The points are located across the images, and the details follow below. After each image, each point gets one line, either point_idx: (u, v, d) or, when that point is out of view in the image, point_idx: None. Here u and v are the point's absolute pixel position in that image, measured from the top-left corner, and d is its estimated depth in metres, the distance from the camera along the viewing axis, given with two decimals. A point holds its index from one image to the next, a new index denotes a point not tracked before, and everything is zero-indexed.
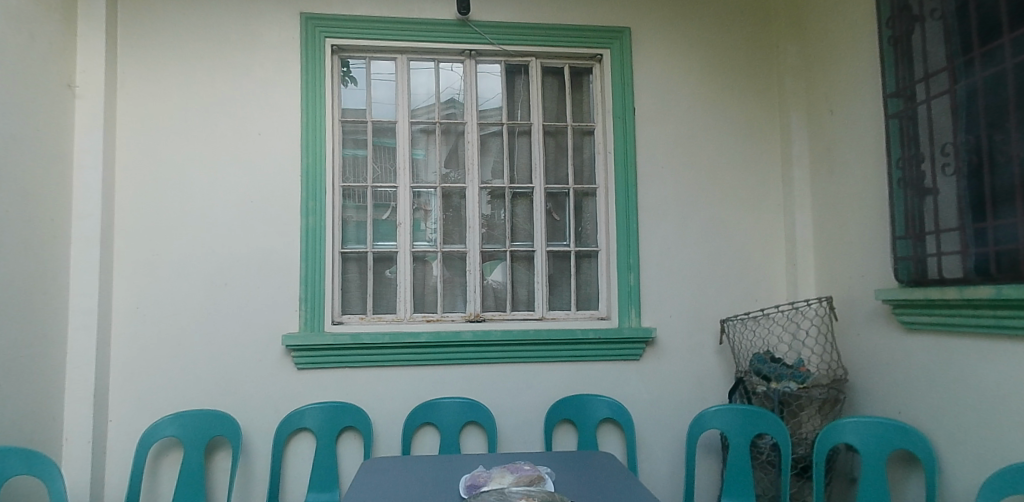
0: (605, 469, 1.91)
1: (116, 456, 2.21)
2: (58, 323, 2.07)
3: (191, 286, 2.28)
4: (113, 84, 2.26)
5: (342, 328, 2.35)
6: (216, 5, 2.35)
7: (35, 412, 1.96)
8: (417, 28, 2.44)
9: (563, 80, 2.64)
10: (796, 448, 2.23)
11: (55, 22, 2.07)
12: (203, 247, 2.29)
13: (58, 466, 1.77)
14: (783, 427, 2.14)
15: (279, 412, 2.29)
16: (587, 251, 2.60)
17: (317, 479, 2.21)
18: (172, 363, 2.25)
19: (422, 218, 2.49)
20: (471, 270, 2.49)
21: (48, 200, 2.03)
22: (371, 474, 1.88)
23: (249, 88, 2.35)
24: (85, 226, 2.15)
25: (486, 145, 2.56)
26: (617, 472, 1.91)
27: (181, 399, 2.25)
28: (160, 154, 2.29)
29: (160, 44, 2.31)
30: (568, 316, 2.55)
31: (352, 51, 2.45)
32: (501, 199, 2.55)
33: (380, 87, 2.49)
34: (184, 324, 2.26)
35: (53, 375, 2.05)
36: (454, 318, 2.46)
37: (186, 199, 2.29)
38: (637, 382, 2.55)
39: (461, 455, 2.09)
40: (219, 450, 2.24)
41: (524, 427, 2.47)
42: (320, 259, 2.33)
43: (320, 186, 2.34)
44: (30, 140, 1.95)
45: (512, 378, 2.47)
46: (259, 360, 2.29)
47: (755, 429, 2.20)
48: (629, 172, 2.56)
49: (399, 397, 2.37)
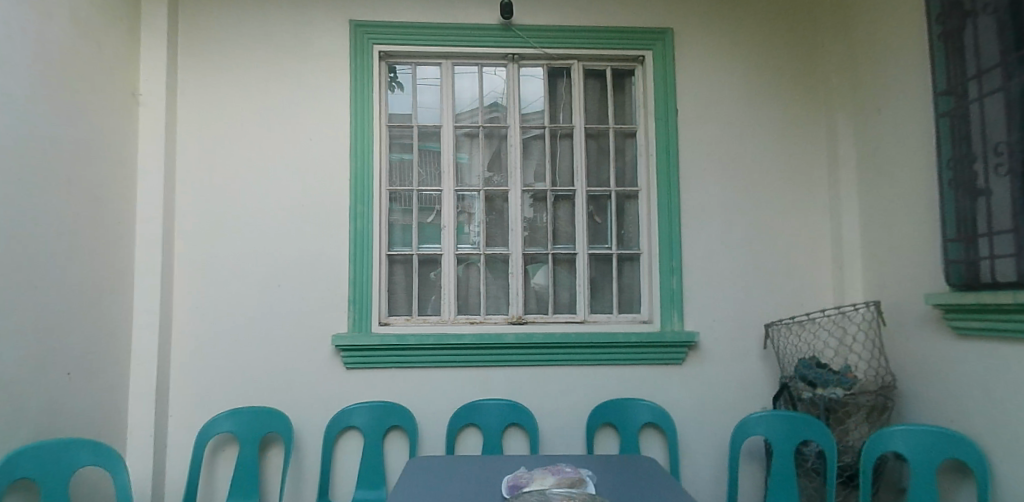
0: (647, 474, 1.94)
1: (176, 450, 2.29)
2: (123, 322, 2.17)
3: (246, 287, 2.34)
4: (174, 92, 2.35)
5: (388, 329, 2.38)
6: (269, 13, 2.42)
7: (100, 407, 2.06)
8: (462, 34, 2.47)
9: (605, 83, 2.64)
10: (842, 456, 2.21)
11: (120, 34, 2.17)
12: (256, 249, 2.35)
13: (123, 459, 1.94)
14: (827, 431, 2.13)
15: (327, 411, 2.33)
16: (629, 254, 2.60)
17: (365, 477, 2.27)
18: (227, 362, 2.31)
19: (465, 222, 2.51)
20: (514, 273, 2.50)
21: (114, 204, 2.13)
22: (419, 473, 1.97)
23: (299, 94, 2.40)
24: (149, 229, 2.24)
25: (529, 149, 2.57)
26: (659, 477, 1.93)
27: (235, 397, 2.31)
28: (215, 159, 2.36)
29: (215, 53, 2.39)
30: (609, 320, 2.56)
31: (399, 56, 2.50)
32: (543, 202, 2.56)
33: (426, 91, 2.52)
34: (238, 325, 2.33)
35: (118, 371, 2.14)
36: (497, 320, 2.48)
37: (241, 202, 2.36)
38: (680, 387, 2.54)
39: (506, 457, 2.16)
40: (272, 446, 2.29)
41: (567, 429, 2.48)
42: (367, 261, 2.36)
43: (368, 190, 2.38)
44: (98, 148, 2.06)
45: (554, 380, 2.48)
46: (309, 360, 2.33)
47: (800, 435, 2.19)
48: (672, 173, 2.56)
49: (444, 398, 2.40)
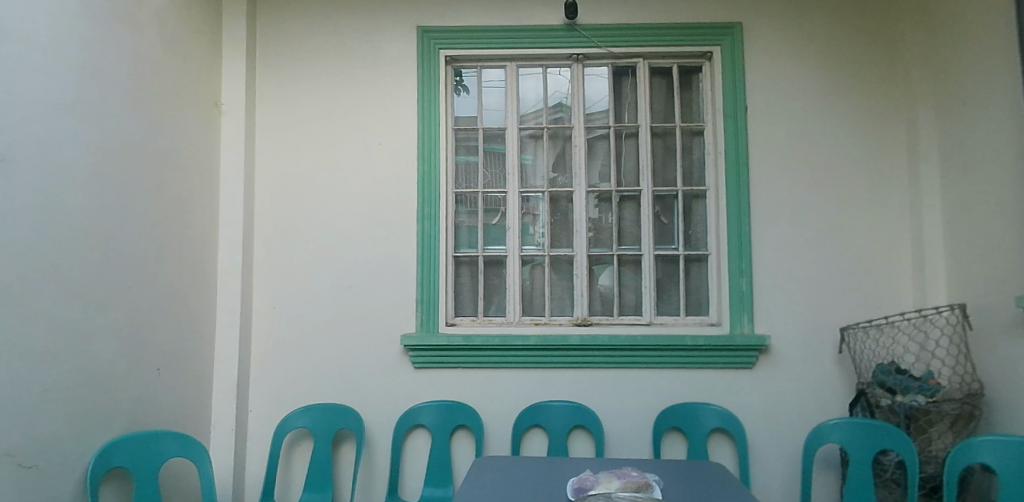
0: (717, 481, 1.88)
1: (255, 444, 2.39)
2: (207, 321, 2.28)
3: (320, 288, 2.41)
4: (253, 101, 2.45)
5: (455, 329, 2.41)
6: (340, 21, 2.48)
7: (186, 400, 2.17)
8: (526, 36, 2.47)
9: (672, 80, 2.59)
10: (924, 466, 2.09)
11: (204, 47, 2.28)
12: (329, 251, 2.42)
13: (204, 447, 2.06)
14: (909, 441, 2.02)
15: (396, 409, 2.38)
16: (696, 255, 2.54)
17: (433, 475, 2.30)
18: (302, 360, 2.39)
19: (530, 223, 2.51)
20: (579, 274, 2.49)
21: (199, 209, 2.24)
22: (485, 472, 1.99)
23: (368, 100, 2.46)
24: (230, 232, 2.35)
25: (593, 149, 2.55)
26: (729, 485, 1.87)
27: (310, 393, 2.39)
28: (290, 164, 2.45)
29: (290, 62, 2.48)
30: (676, 322, 2.50)
31: (464, 61, 2.52)
32: (609, 203, 2.54)
33: (491, 93, 2.53)
34: (312, 324, 2.40)
35: (203, 367, 2.26)
36: (562, 321, 2.47)
37: (314, 206, 2.43)
38: (749, 391, 2.46)
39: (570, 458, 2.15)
40: (344, 443, 2.35)
41: (632, 432, 2.45)
42: (435, 263, 2.40)
43: (435, 193, 2.41)
44: (184, 156, 2.17)
45: (619, 382, 2.45)
46: (379, 359, 2.39)
47: (878, 445, 2.08)
48: (742, 171, 2.48)
49: (509, 398, 2.41)
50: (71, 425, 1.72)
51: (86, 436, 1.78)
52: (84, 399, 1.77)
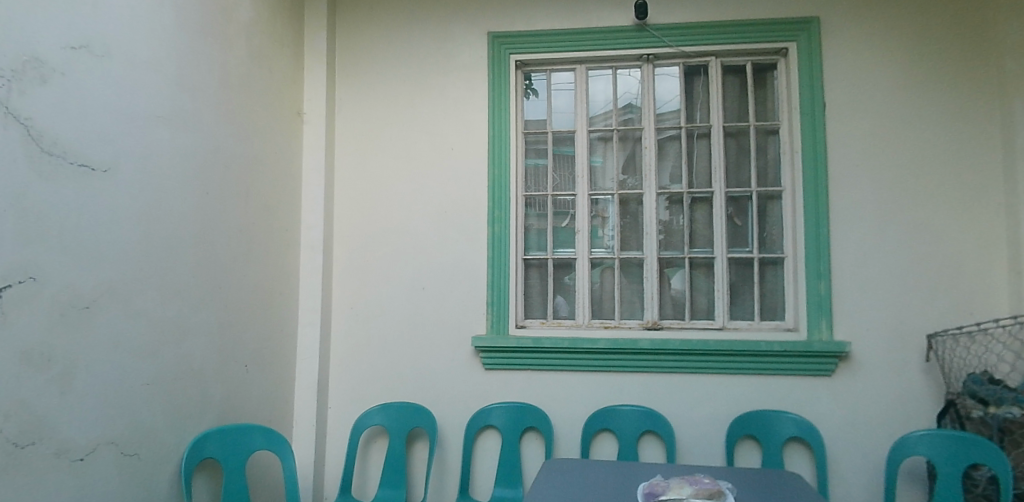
0: (792, 491, 1.85)
1: (334, 439, 2.48)
2: (291, 320, 2.39)
3: (394, 289, 2.48)
4: (332, 109, 2.54)
5: (525, 332, 2.43)
6: (413, 29, 2.54)
7: (272, 396, 2.28)
8: (595, 38, 2.46)
9: (745, 78, 2.52)
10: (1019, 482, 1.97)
11: (288, 59, 2.39)
12: (403, 253, 2.48)
13: (286, 440, 2.15)
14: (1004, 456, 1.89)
15: (468, 409, 2.42)
16: (771, 258, 2.47)
17: (504, 476, 2.32)
18: (377, 358, 2.47)
19: (599, 225, 2.50)
20: (650, 277, 2.46)
21: (284, 213, 2.35)
22: (554, 474, 2.01)
23: (440, 105, 2.51)
24: (312, 235, 2.45)
25: (664, 150, 2.52)
26: (805, 494, 1.83)
27: (384, 392, 2.46)
28: (366, 169, 2.53)
29: (366, 71, 2.56)
30: (750, 327, 2.44)
31: (534, 65, 2.53)
32: (680, 204, 2.50)
33: (560, 96, 2.54)
34: (386, 324, 2.48)
35: (287, 364, 2.37)
36: (632, 325, 2.45)
37: (389, 209, 2.50)
38: (828, 400, 2.37)
39: (639, 463, 2.14)
40: (417, 441, 2.41)
41: (704, 438, 2.40)
42: (505, 266, 2.42)
43: (505, 196, 2.44)
44: (270, 163, 2.28)
45: (691, 388, 2.41)
46: (451, 359, 2.43)
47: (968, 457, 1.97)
48: (820, 172, 2.39)
49: (579, 401, 2.41)
50: (168, 417, 1.85)
51: (183, 427, 1.90)
52: (181, 392, 1.89)
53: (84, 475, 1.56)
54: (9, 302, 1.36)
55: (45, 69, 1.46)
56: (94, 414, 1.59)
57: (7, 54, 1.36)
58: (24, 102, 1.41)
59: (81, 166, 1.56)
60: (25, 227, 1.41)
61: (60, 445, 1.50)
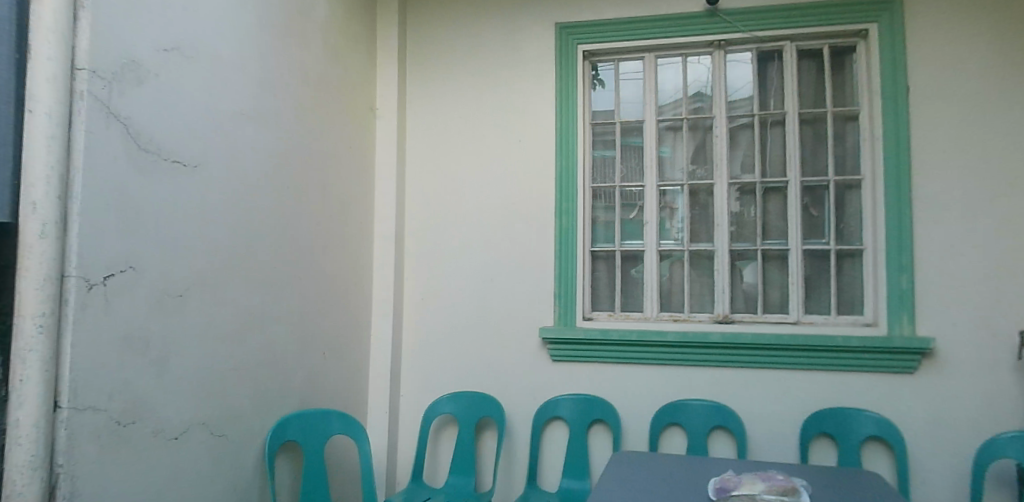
0: (870, 489, 1.78)
1: (405, 426, 2.54)
2: (365, 310, 2.46)
3: (464, 280, 2.51)
4: (403, 104, 2.60)
5: (593, 324, 2.43)
6: (481, 23, 2.56)
7: (347, 384, 2.36)
8: (665, 26, 2.42)
9: (822, 63, 2.42)
10: None
11: (361, 55, 2.45)
12: (471, 245, 2.51)
13: (362, 426, 2.22)
14: None
15: (536, 400, 2.43)
16: (849, 250, 2.37)
17: (572, 467, 2.33)
18: (446, 348, 2.51)
19: (668, 217, 2.46)
20: (721, 270, 2.41)
21: (358, 206, 2.42)
22: (623, 466, 2.01)
23: (507, 98, 2.51)
24: (384, 228, 2.51)
25: (736, 139, 2.45)
26: (886, 494, 1.76)
27: (453, 381, 2.50)
28: (436, 162, 2.57)
29: (436, 66, 2.59)
30: (826, 322, 2.35)
31: (602, 54, 2.51)
32: (752, 195, 2.43)
33: (628, 86, 2.50)
34: (456, 315, 2.51)
35: (362, 353, 2.44)
36: (702, 318, 2.41)
37: (458, 202, 2.53)
38: (910, 398, 2.26)
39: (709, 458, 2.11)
40: (486, 431, 2.44)
41: (776, 435, 2.34)
42: (573, 258, 2.42)
43: (573, 188, 2.43)
44: (345, 157, 2.34)
45: (763, 383, 2.35)
46: (519, 350, 2.45)
47: None
48: (902, 160, 2.28)
49: (647, 394, 2.39)
50: (255, 401, 1.94)
51: (268, 410, 1.99)
52: (265, 379, 1.98)
53: (179, 452, 1.66)
54: (111, 291, 1.46)
55: (141, 72, 1.53)
56: (187, 396, 1.69)
57: (107, 58, 1.43)
58: (123, 102, 1.48)
59: (173, 162, 1.65)
60: (126, 220, 1.50)
61: (158, 425, 1.59)
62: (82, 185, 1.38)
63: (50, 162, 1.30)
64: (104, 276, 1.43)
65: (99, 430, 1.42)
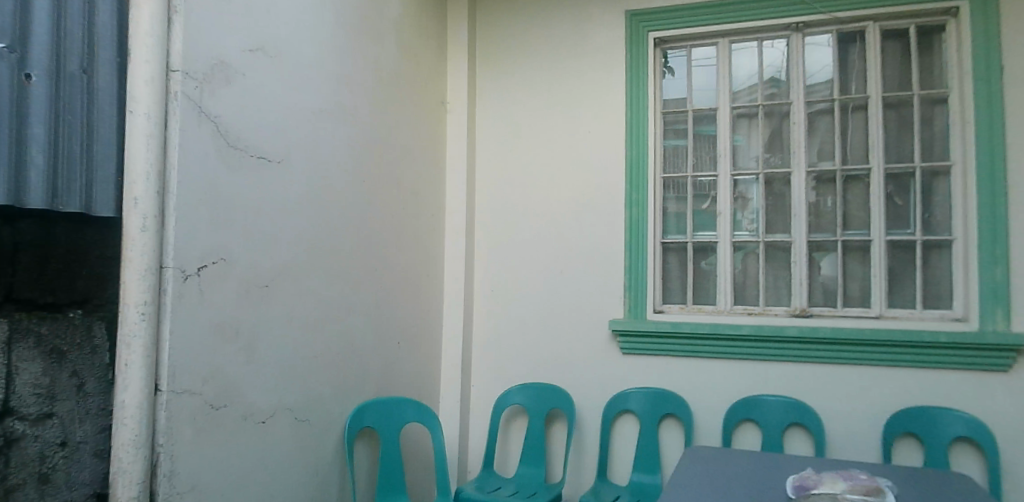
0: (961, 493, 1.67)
1: (476, 416, 2.57)
2: (437, 301, 2.51)
3: (533, 272, 2.52)
4: (474, 98, 2.62)
5: (664, 317, 2.39)
6: (550, 14, 2.56)
7: (420, 373, 2.41)
8: (739, 9, 2.35)
9: (908, 43, 2.29)
10: None
11: (433, 50, 2.49)
12: (541, 237, 2.52)
13: (435, 414, 2.26)
14: None
15: (605, 393, 2.42)
16: (938, 241, 2.24)
17: (642, 461, 2.30)
18: (516, 340, 2.53)
19: (742, 208, 2.40)
20: (797, 262, 2.33)
21: (431, 199, 2.46)
22: (696, 462, 1.95)
23: (575, 89, 2.50)
24: (455, 220, 2.55)
25: (814, 125, 2.36)
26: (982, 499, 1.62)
27: (523, 373, 2.51)
28: (506, 155, 2.58)
29: (505, 59, 2.61)
30: (912, 316, 2.23)
31: (673, 41, 2.46)
32: (832, 184, 2.33)
33: (701, 72, 2.45)
34: (525, 307, 2.52)
35: (434, 343, 2.49)
36: (778, 312, 2.34)
37: (528, 193, 2.54)
38: (1005, 399, 2.11)
39: (784, 455, 2.02)
40: (555, 422, 2.44)
41: (857, 434, 2.23)
42: (643, 250, 2.39)
43: (643, 179, 2.39)
44: (418, 150, 2.38)
45: (842, 380, 2.25)
46: (588, 342, 2.44)
47: None
48: (997, 144, 2.13)
49: (720, 389, 2.34)
50: (335, 388, 2.00)
51: (347, 398, 2.06)
52: (344, 367, 2.04)
53: (265, 435, 1.73)
54: (205, 282, 1.53)
55: (229, 72, 1.60)
56: (273, 382, 1.76)
57: (198, 59, 1.50)
58: (212, 101, 1.55)
59: (259, 158, 1.71)
60: (217, 214, 1.57)
61: (247, 410, 1.66)
62: (177, 181, 1.44)
63: (149, 159, 1.36)
64: (197, 267, 1.50)
65: (194, 412, 1.49)
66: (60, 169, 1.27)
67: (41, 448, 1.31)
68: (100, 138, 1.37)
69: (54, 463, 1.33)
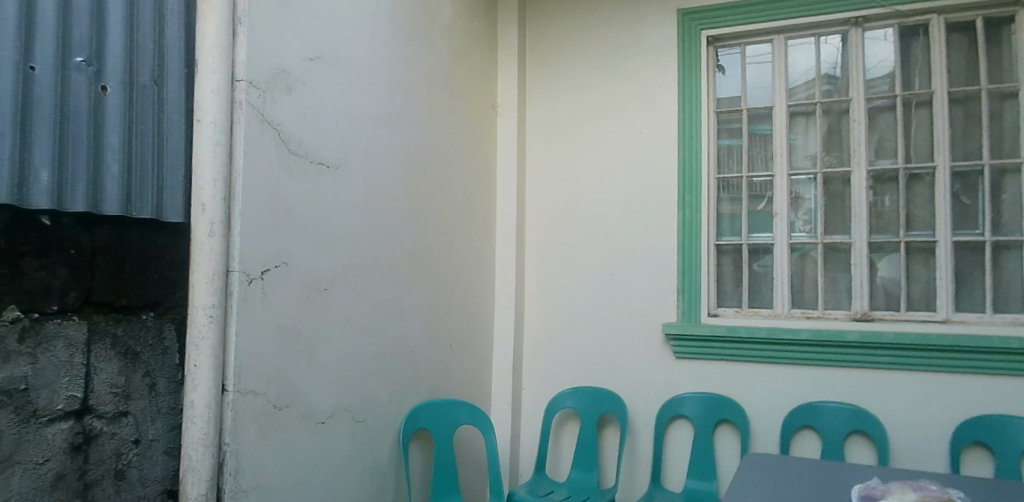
0: None
1: (528, 419, 2.57)
2: (488, 304, 2.51)
3: (584, 274, 2.51)
4: (524, 101, 2.63)
5: (718, 320, 2.34)
6: (600, 15, 2.55)
7: (472, 376, 2.41)
8: (795, 5, 2.29)
9: (975, 36, 2.20)
10: None
11: (484, 54, 2.50)
12: (592, 240, 2.50)
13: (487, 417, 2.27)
14: None
15: (658, 397, 2.38)
16: (1009, 242, 2.12)
17: (697, 468, 2.25)
18: (567, 342, 2.52)
19: (800, 208, 2.33)
20: (858, 263, 2.25)
21: (482, 202, 2.48)
22: (754, 468, 1.89)
23: (626, 90, 2.48)
24: (506, 223, 2.55)
25: (876, 122, 2.28)
26: None
27: (574, 376, 2.50)
28: (557, 157, 2.58)
29: (555, 61, 2.61)
30: (982, 321, 2.12)
31: (726, 39, 2.42)
32: (895, 183, 2.25)
33: (756, 70, 2.40)
34: (576, 310, 2.51)
35: (485, 346, 2.49)
36: (838, 316, 2.26)
37: (579, 195, 2.53)
38: None
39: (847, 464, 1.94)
40: (607, 426, 2.41)
41: (923, 444, 2.14)
42: (697, 252, 2.34)
43: (697, 180, 2.35)
44: (469, 153, 2.40)
45: (907, 387, 2.16)
46: (641, 346, 2.41)
47: None
48: None
49: (778, 395, 2.28)
50: (390, 390, 2.02)
51: (402, 399, 2.07)
52: (400, 369, 2.07)
53: (325, 436, 1.75)
54: (268, 284, 1.56)
55: (290, 80, 1.63)
56: (332, 383, 1.78)
57: (261, 68, 1.53)
58: (274, 109, 1.58)
59: (318, 164, 1.74)
60: (278, 219, 1.60)
61: (307, 410, 1.69)
62: (241, 186, 1.48)
63: (216, 168, 1.40)
64: (261, 271, 1.54)
65: (259, 413, 1.52)
66: (134, 177, 1.32)
67: (117, 445, 1.34)
68: (169, 148, 1.41)
69: (129, 460, 1.36)
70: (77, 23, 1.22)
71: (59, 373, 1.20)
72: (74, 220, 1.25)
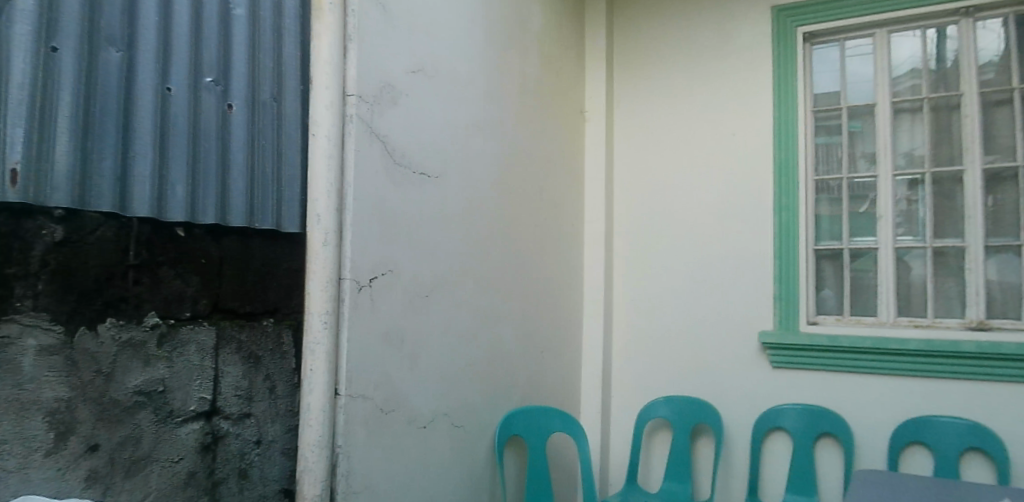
0: None
1: (618, 428, 2.54)
2: (577, 309, 2.51)
3: (676, 280, 2.47)
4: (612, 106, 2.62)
5: (818, 329, 2.25)
6: (690, 17, 2.51)
7: (562, 382, 2.42)
8: None
9: None
10: None
11: (572, 60, 2.51)
12: (683, 245, 2.46)
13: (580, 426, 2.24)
14: None
15: (755, 407, 2.31)
16: None
17: (797, 483, 2.17)
18: (657, 349, 2.48)
19: (907, 211, 2.21)
20: (974, 269, 2.10)
21: (571, 208, 2.48)
22: (864, 482, 1.77)
23: (716, 92, 2.44)
24: (594, 229, 2.54)
25: (992, 117, 2.13)
26: None
27: (665, 384, 2.46)
28: (647, 161, 2.55)
29: (643, 65, 2.59)
30: None
31: (824, 35, 2.35)
32: (1015, 182, 2.09)
33: (856, 66, 2.31)
34: (668, 316, 2.47)
35: (575, 353, 2.49)
36: (950, 324, 2.12)
37: (670, 200, 2.49)
38: None
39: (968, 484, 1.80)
40: (701, 437, 2.36)
41: None
42: (794, 258, 2.27)
43: (793, 184, 2.28)
44: (558, 159, 2.41)
45: None
46: (735, 354, 2.35)
47: None
48: None
49: (884, 408, 2.16)
50: (486, 396, 2.04)
51: (498, 405, 2.09)
52: (496, 374, 2.09)
53: (427, 440, 1.78)
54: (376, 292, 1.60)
55: (395, 93, 1.67)
56: (433, 388, 1.81)
57: (369, 82, 1.58)
58: (380, 121, 1.62)
59: (420, 175, 1.77)
60: (385, 228, 1.63)
61: (411, 415, 1.72)
62: (352, 197, 1.52)
63: (330, 180, 1.45)
64: (369, 278, 1.58)
65: (368, 416, 1.56)
66: (256, 193, 1.40)
67: (241, 446, 1.37)
68: (287, 160, 1.48)
69: (252, 460, 1.39)
70: (207, 46, 1.29)
71: (191, 376, 1.25)
72: (205, 231, 1.30)
